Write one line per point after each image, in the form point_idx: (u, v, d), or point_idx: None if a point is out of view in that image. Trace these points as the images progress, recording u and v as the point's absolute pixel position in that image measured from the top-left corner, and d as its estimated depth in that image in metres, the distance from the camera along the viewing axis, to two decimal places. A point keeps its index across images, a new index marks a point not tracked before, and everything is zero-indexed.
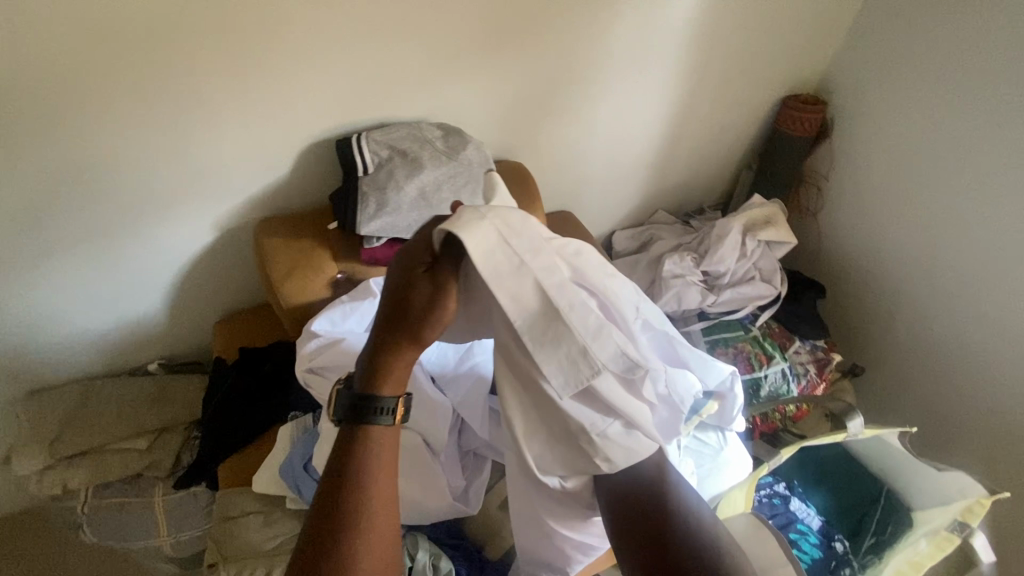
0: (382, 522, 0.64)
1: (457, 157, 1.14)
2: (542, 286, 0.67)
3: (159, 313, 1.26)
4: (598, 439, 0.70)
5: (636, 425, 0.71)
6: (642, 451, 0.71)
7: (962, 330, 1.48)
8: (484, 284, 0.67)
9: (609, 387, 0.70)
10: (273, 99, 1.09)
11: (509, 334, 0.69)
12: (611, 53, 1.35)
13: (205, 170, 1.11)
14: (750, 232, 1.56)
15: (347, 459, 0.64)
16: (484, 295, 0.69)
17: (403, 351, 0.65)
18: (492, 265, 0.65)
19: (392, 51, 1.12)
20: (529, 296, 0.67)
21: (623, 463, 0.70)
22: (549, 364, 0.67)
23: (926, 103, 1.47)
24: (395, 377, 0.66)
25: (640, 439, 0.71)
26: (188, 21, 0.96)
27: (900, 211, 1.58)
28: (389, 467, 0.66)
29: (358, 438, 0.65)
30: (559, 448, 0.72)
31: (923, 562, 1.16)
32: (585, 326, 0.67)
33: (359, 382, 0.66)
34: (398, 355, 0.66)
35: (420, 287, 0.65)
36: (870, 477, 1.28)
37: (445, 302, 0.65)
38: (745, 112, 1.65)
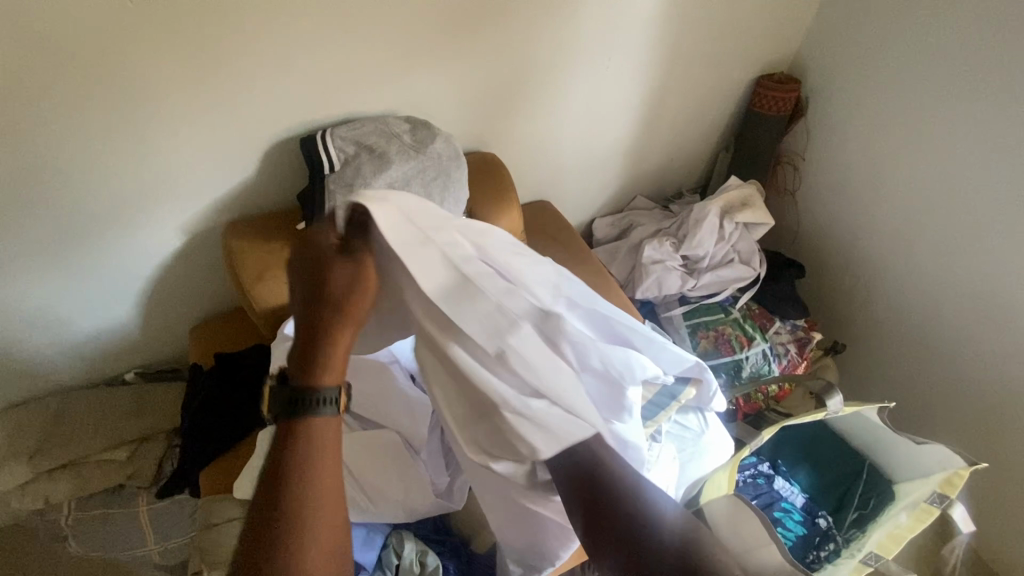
0: (327, 519, 0.61)
1: (425, 150, 1.12)
2: (448, 257, 0.71)
3: (133, 322, 1.24)
4: (518, 414, 0.64)
5: (562, 397, 0.66)
6: (573, 428, 0.65)
7: (939, 306, 1.49)
8: (398, 260, 0.70)
9: (527, 354, 0.68)
10: (234, 98, 1.06)
11: (425, 311, 0.70)
12: (580, 39, 1.33)
13: (169, 174, 1.09)
14: (728, 215, 1.55)
15: (286, 457, 0.62)
16: (401, 274, 0.70)
17: (335, 335, 0.66)
18: (399, 237, 0.68)
19: (354, 45, 1.10)
20: (439, 267, 0.70)
21: (554, 443, 0.64)
22: (465, 323, 0.68)
23: (900, 78, 1.47)
24: (331, 363, 0.66)
25: (569, 415, 0.66)
26: (135, 21, 0.92)
27: (877, 188, 1.58)
28: (333, 463, 0.64)
29: (297, 434, 0.63)
30: (483, 428, 0.67)
31: (902, 535, 1.12)
32: (493, 288, 0.71)
33: (294, 375, 0.65)
34: (331, 340, 0.66)
35: (341, 266, 0.66)
36: (853, 453, 1.31)
37: (367, 278, 0.67)
38: (719, 94, 1.64)
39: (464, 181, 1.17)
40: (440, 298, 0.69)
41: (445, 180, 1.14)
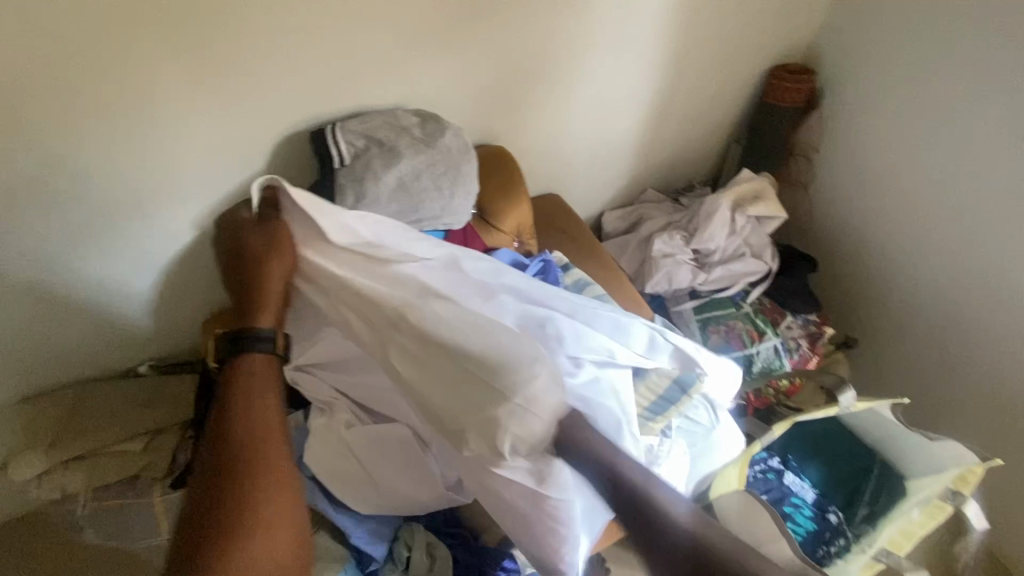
0: (268, 449, 0.74)
1: (435, 144, 1.12)
2: (355, 226, 0.94)
3: (145, 316, 1.24)
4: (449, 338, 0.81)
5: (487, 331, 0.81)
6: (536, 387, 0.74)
7: (955, 300, 1.48)
8: (306, 231, 0.92)
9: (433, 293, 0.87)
10: (247, 92, 1.06)
11: (348, 266, 0.91)
12: (592, 30, 1.31)
13: (182, 167, 1.09)
14: (740, 208, 1.54)
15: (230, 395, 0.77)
16: (307, 240, 0.92)
17: (268, 285, 0.86)
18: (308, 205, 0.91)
19: (364, 38, 1.09)
20: (355, 235, 0.93)
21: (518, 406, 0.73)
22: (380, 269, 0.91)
23: (916, 68, 1.45)
24: (267, 311, 0.85)
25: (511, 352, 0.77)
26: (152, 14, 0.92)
27: (892, 180, 1.55)
28: (267, 395, 0.78)
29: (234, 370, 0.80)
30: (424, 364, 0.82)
31: (915, 531, 1.17)
32: (395, 244, 0.96)
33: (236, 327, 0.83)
34: (264, 290, 0.86)
35: (256, 237, 0.90)
36: (864, 448, 1.30)
37: (278, 236, 0.90)
38: (732, 85, 1.62)
39: (473, 175, 1.16)
40: (350, 265, 0.91)
41: (454, 174, 1.13)
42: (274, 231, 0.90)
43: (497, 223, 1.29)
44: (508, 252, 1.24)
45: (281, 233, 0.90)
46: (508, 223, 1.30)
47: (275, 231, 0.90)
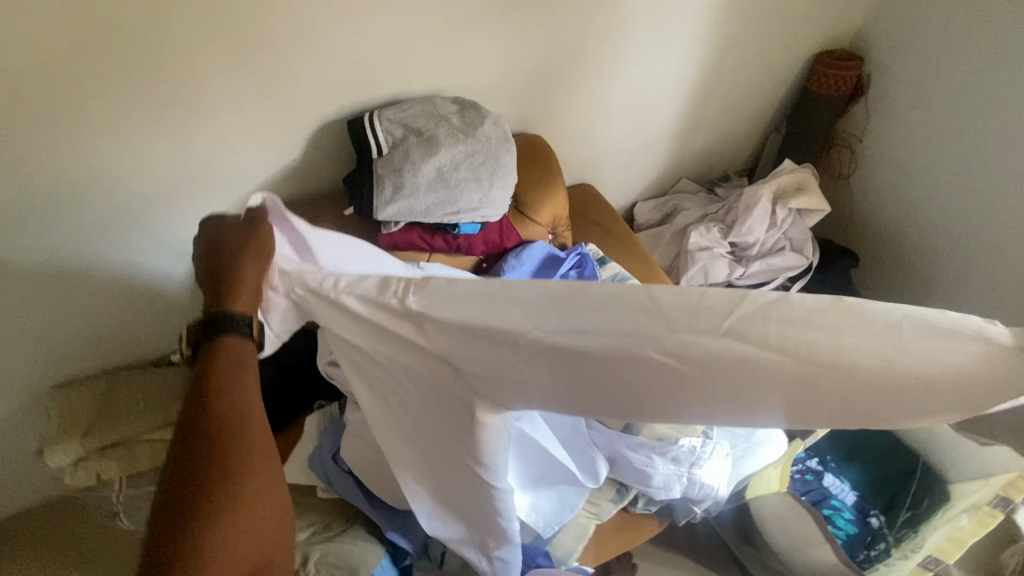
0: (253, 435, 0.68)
1: (474, 133, 1.09)
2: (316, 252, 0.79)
3: (176, 306, 1.23)
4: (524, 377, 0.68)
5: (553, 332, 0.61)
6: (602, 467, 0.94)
7: (1007, 299, 1.41)
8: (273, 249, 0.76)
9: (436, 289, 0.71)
10: (285, 77, 1.03)
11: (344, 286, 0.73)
12: (637, 14, 1.26)
13: (218, 154, 1.06)
14: (780, 200, 1.49)
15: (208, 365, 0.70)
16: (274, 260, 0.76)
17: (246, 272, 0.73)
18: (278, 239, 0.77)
19: (403, 22, 1.06)
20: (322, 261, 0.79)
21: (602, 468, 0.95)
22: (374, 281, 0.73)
23: (972, 56, 1.37)
24: (245, 295, 0.72)
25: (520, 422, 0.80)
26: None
27: (940, 174, 1.49)
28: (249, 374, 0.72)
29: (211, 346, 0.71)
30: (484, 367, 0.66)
31: (964, 539, 1.04)
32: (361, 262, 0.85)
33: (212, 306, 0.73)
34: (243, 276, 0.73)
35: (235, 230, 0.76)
36: (907, 453, 1.25)
37: (259, 231, 0.75)
38: (775, 71, 1.55)
39: (513, 165, 1.12)
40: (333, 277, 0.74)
41: (493, 164, 1.10)
42: (258, 228, 0.75)
43: (532, 214, 1.25)
44: (542, 244, 1.20)
45: (265, 226, 0.76)
46: (543, 215, 1.26)
47: (259, 226, 0.75)
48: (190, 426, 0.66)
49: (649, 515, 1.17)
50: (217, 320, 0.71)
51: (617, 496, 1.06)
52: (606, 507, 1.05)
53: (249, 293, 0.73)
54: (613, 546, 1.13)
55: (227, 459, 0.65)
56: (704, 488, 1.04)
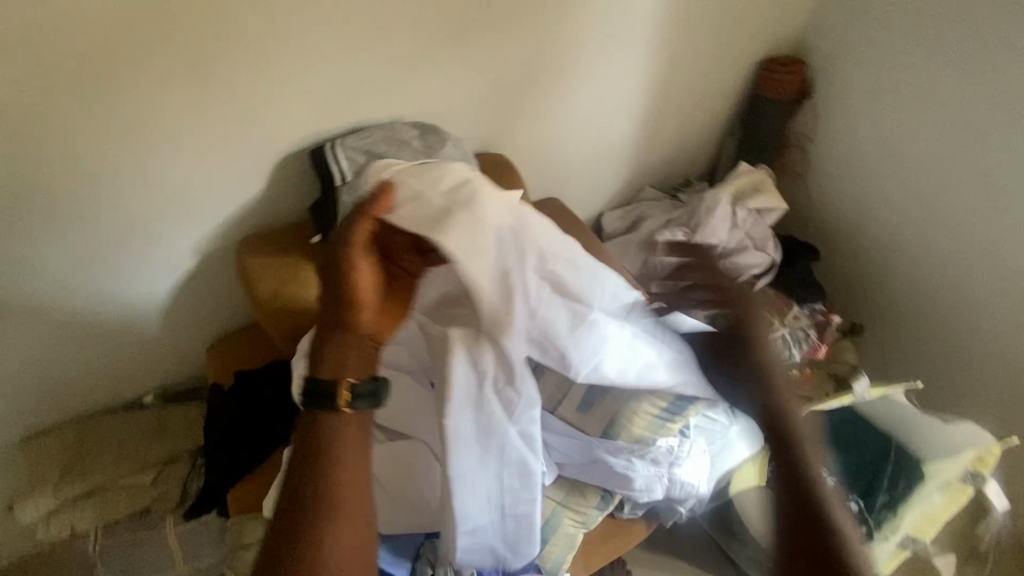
0: (346, 515, 0.71)
1: (436, 156, 1.11)
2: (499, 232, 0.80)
3: (144, 345, 1.22)
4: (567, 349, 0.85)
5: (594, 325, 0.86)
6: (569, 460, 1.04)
7: (961, 280, 1.46)
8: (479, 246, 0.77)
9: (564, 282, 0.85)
10: (244, 110, 1.05)
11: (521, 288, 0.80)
12: (587, 32, 1.31)
13: (183, 189, 1.08)
14: (739, 202, 1.55)
15: (315, 438, 0.73)
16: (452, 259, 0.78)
17: (340, 338, 0.75)
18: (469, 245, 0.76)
19: (359, 50, 1.08)
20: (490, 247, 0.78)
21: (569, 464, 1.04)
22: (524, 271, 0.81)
23: (903, 55, 1.46)
24: (335, 363, 0.75)
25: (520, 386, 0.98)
26: (154, 37, 0.92)
27: (886, 167, 1.55)
28: (353, 455, 0.73)
29: (313, 418, 0.74)
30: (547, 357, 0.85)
31: (939, 516, 1.19)
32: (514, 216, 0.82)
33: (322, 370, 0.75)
34: (335, 343, 0.75)
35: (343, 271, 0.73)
36: (878, 432, 1.27)
37: (353, 275, 0.73)
38: (725, 79, 1.62)
39: None
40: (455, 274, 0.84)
41: None
42: (352, 275, 0.72)
43: None
44: None
45: (359, 273, 0.73)
46: None
47: (356, 273, 0.72)
48: (292, 499, 0.71)
49: (638, 519, 1.18)
50: (317, 392, 0.74)
51: (603, 503, 1.07)
52: (592, 515, 1.05)
53: (342, 365, 0.75)
54: (601, 553, 1.14)
55: (315, 542, 0.69)
56: (686, 488, 1.07)
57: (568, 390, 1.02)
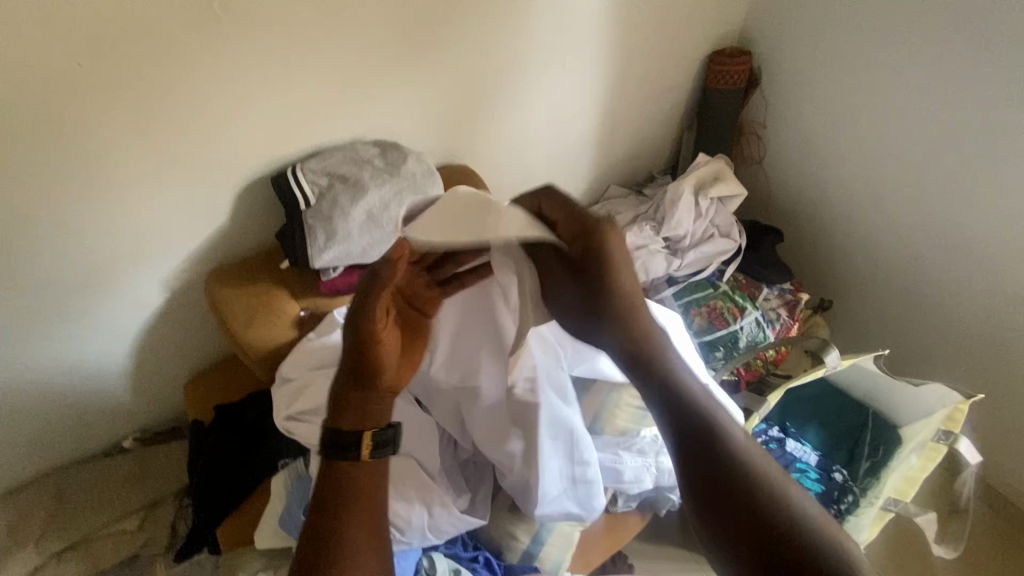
0: (363, 550, 0.71)
1: (399, 172, 1.12)
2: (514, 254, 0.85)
3: (120, 387, 1.23)
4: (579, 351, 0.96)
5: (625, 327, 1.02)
6: None
7: (915, 248, 1.51)
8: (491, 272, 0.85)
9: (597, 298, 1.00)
10: (198, 142, 1.06)
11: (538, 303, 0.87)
12: (532, 39, 1.34)
13: (145, 226, 1.08)
14: (701, 191, 1.58)
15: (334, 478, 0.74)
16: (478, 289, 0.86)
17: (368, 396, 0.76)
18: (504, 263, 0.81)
19: (308, 74, 1.10)
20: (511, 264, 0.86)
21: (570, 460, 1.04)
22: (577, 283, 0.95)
23: (838, 38, 1.51)
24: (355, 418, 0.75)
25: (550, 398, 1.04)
26: (97, 79, 0.93)
27: (835, 146, 1.61)
28: (367, 490, 0.74)
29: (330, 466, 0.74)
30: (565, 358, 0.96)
31: (916, 475, 1.23)
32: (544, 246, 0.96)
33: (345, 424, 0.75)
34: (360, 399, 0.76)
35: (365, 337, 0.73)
36: (856, 404, 1.36)
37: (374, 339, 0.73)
38: (674, 75, 1.66)
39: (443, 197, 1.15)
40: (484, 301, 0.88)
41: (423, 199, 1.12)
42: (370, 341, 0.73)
43: None
44: None
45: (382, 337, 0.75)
46: None
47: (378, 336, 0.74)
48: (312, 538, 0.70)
49: (632, 511, 1.19)
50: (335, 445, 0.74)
51: None
52: None
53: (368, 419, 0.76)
54: (599, 550, 1.15)
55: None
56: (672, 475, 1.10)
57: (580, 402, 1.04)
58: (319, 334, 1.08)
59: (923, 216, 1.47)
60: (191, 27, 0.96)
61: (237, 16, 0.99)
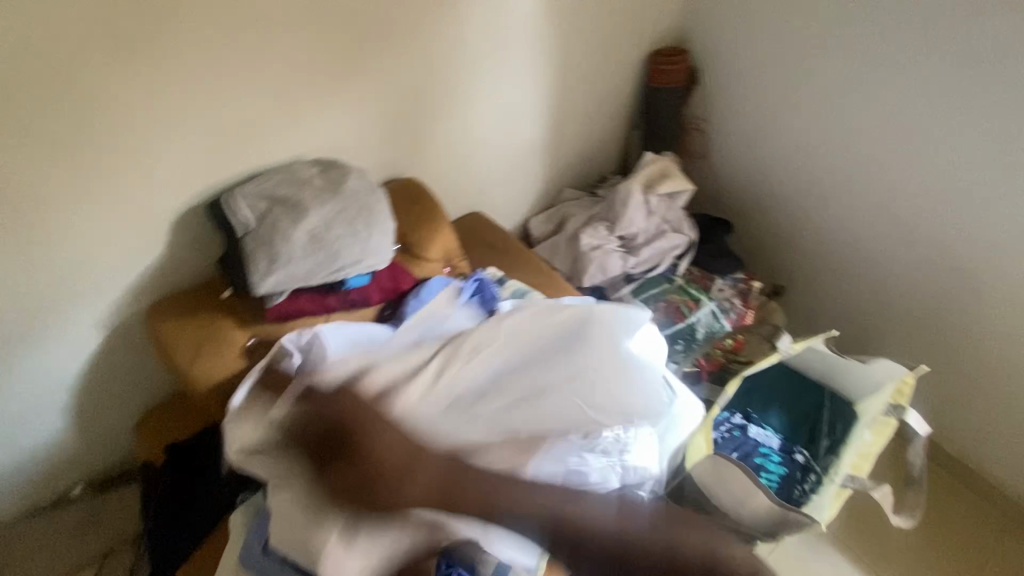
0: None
1: (340, 190, 1.10)
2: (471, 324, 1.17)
3: (64, 434, 1.20)
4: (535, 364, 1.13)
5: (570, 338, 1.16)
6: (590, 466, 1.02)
7: (855, 231, 1.56)
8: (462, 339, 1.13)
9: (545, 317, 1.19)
10: (124, 176, 1.02)
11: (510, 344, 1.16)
12: (466, 51, 1.33)
13: (73, 267, 1.05)
14: (650, 189, 1.61)
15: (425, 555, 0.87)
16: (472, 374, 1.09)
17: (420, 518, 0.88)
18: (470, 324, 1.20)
19: (234, 99, 1.07)
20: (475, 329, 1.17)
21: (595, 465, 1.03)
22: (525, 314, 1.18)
23: (766, 33, 1.55)
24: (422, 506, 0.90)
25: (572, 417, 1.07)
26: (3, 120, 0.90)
27: (774, 137, 1.64)
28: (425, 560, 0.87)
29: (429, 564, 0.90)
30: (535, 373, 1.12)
31: (871, 450, 1.27)
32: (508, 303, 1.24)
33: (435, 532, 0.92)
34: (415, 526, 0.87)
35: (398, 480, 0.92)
36: (813, 385, 1.42)
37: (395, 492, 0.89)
38: (614, 77, 1.68)
39: (387, 212, 1.13)
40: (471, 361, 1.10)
41: (367, 216, 1.10)
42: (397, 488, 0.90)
43: (422, 252, 1.26)
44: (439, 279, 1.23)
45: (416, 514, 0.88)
46: (434, 251, 1.27)
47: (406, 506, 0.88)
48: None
49: None
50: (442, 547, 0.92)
51: None
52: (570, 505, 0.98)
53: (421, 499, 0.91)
54: None
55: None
56: (639, 472, 1.08)
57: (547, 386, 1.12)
58: (269, 363, 1.05)
59: (859, 201, 1.52)
60: (99, 61, 0.93)
61: (148, 46, 0.96)
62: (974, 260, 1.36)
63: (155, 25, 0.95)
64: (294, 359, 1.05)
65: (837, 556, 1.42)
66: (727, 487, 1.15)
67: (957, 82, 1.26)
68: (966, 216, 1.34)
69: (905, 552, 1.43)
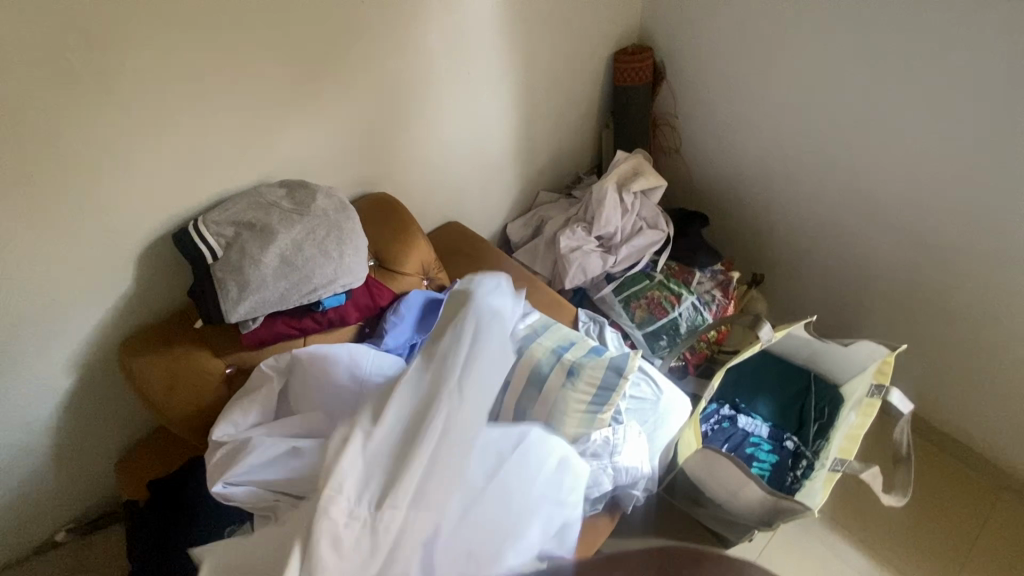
0: None
1: (308, 210, 1.09)
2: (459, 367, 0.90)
3: (43, 480, 1.17)
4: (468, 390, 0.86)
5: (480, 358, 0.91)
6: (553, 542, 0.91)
7: (829, 216, 1.58)
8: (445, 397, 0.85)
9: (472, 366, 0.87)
10: (88, 212, 1.01)
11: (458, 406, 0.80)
12: (431, 62, 1.33)
13: (42, 307, 1.02)
14: (624, 187, 1.61)
15: None
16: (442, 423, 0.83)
17: None
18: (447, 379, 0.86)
19: (196, 126, 1.06)
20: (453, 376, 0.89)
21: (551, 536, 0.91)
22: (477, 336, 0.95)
23: (727, 27, 1.56)
24: None
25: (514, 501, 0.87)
26: None
27: (743, 129, 1.66)
28: None
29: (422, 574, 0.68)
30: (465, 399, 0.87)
31: (859, 432, 1.23)
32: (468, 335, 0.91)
33: None
34: None
35: None
36: (799, 370, 1.43)
37: None
38: (581, 78, 1.69)
39: (358, 229, 1.12)
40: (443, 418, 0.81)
41: (338, 235, 1.09)
42: None
43: (398, 266, 1.25)
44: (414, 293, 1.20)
45: None
46: (410, 264, 1.26)
47: None
48: None
49: (601, 512, 1.11)
50: None
51: None
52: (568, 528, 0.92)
53: None
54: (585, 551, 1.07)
55: None
56: (631, 472, 1.07)
57: (499, 410, 1.11)
58: (246, 392, 1.03)
59: (830, 186, 1.54)
60: (54, 97, 0.91)
61: (104, 79, 0.94)
62: (945, 236, 1.38)
63: (110, 57, 0.93)
64: (272, 385, 1.03)
65: (833, 537, 1.43)
66: (722, 480, 1.13)
67: (915, 62, 1.28)
68: (936, 193, 1.36)
69: (899, 528, 1.45)
